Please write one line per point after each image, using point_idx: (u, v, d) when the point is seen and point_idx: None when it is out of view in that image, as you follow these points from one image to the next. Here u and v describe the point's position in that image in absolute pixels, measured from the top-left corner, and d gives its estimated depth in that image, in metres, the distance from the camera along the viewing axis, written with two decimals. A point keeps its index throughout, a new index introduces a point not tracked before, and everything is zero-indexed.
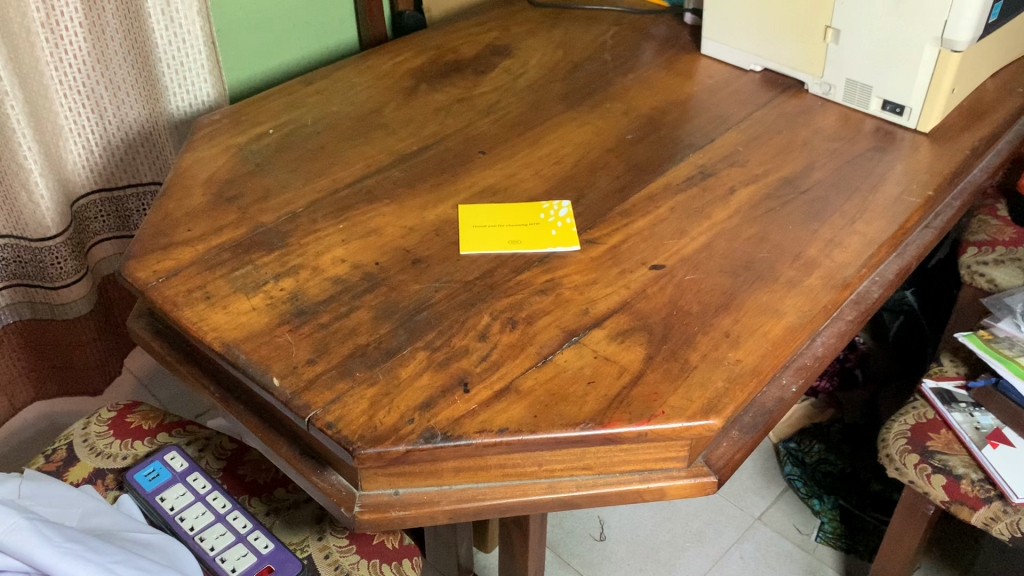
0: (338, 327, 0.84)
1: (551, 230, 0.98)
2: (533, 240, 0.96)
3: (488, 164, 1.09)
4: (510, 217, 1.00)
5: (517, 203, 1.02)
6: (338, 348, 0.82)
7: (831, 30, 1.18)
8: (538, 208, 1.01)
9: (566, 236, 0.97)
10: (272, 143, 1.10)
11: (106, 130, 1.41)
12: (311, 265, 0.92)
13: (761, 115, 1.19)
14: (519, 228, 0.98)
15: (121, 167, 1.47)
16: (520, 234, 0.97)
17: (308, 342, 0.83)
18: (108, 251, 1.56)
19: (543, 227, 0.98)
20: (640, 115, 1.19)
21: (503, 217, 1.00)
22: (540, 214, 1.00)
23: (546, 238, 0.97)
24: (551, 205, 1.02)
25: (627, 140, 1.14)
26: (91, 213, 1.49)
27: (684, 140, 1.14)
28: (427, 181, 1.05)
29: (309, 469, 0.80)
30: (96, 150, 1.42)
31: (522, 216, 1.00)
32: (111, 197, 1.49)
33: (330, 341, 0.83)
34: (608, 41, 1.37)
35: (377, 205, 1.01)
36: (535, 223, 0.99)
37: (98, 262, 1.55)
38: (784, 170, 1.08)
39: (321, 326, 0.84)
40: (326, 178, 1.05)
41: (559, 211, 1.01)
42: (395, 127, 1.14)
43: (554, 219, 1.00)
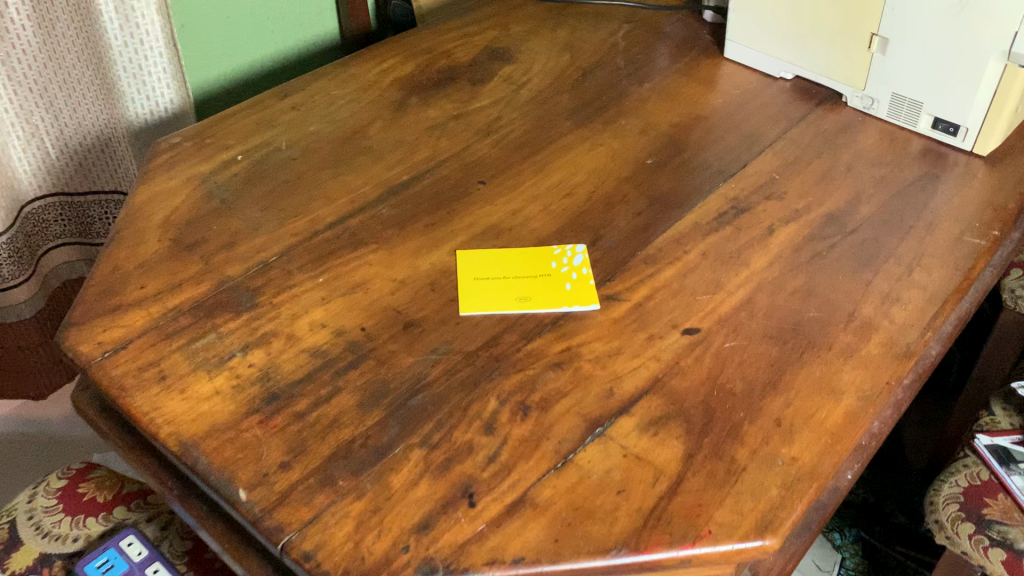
0: (319, 416, 0.71)
1: (564, 284, 0.84)
2: (544, 297, 0.83)
3: (488, 197, 0.94)
4: (516, 266, 0.86)
5: (523, 248, 0.88)
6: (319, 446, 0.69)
7: (877, 39, 1.04)
8: (548, 256, 0.87)
9: (583, 292, 0.83)
10: (240, 172, 0.95)
11: (61, 133, 1.24)
12: (284, 332, 0.78)
13: (796, 134, 1.05)
14: (527, 281, 0.85)
15: (78, 174, 1.29)
16: (529, 289, 0.84)
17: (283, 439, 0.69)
18: (62, 259, 1.37)
19: (555, 280, 0.85)
20: (660, 134, 1.05)
21: (509, 267, 0.86)
22: (552, 263, 0.86)
23: (560, 295, 0.83)
24: (563, 251, 0.88)
25: (648, 166, 1.00)
26: (46, 217, 1.30)
27: (712, 165, 1.00)
28: (419, 219, 0.91)
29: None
30: (50, 156, 1.25)
31: (530, 265, 0.86)
32: (68, 204, 1.31)
33: (309, 436, 0.69)
34: (619, 43, 1.23)
35: (362, 250, 0.87)
36: (546, 274, 0.85)
37: (50, 270, 1.36)
38: (827, 203, 0.95)
39: (297, 414, 0.71)
40: (302, 217, 0.90)
41: (574, 259, 0.87)
42: (381, 152, 1.00)
43: (569, 269, 0.86)
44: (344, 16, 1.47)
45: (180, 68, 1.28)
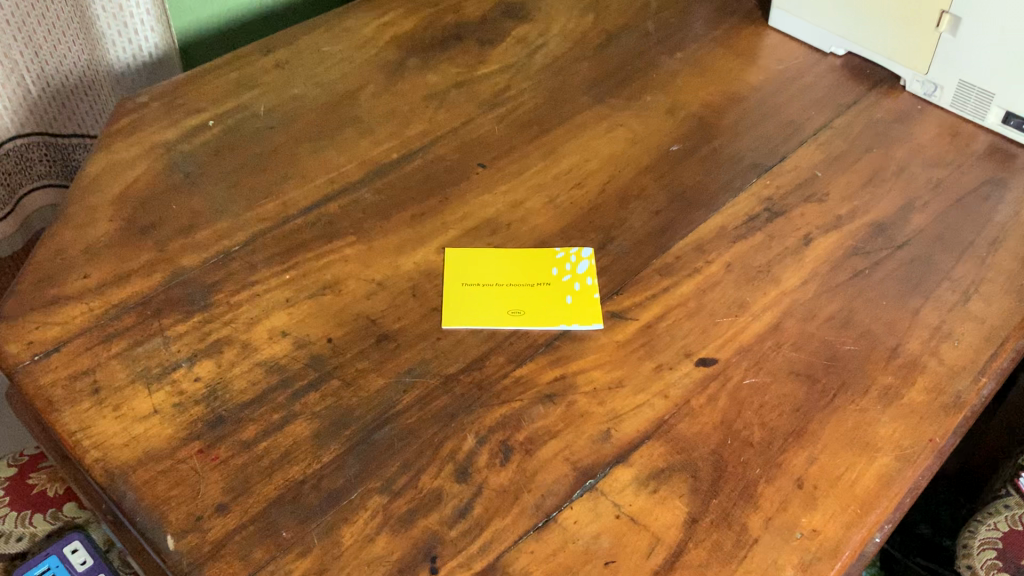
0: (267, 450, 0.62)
1: (564, 297, 0.74)
2: (540, 313, 0.72)
3: (487, 185, 0.83)
4: (511, 272, 0.75)
5: (522, 250, 0.77)
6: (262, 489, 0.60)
7: (947, 17, 0.90)
8: (549, 261, 0.76)
9: (585, 308, 0.72)
10: (210, 143, 0.85)
11: (40, 69, 1.10)
12: (239, 340, 0.68)
13: (843, 123, 0.93)
14: (523, 291, 0.74)
15: (59, 114, 1.15)
16: (522, 301, 0.73)
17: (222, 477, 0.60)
18: (45, 202, 1.22)
19: (555, 290, 0.74)
20: (689, 117, 0.93)
21: (503, 273, 0.75)
22: (552, 270, 0.76)
23: (557, 311, 0.72)
24: (568, 255, 0.77)
25: (672, 154, 0.88)
26: (30, 155, 1.15)
27: (745, 157, 0.88)
28: (406, 208, 0.80)
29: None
30: (27, 92, 1.10)
31: (528, 272, 0.75)
32: (52, 143, 1.17)
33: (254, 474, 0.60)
34: (651, 3, 1.09)
35: (338, 243, 0.77)
36: (544, 284, 0.75)
37: (29, 214, 1.21)
38: (874, 211, 0.83)
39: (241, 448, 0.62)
40: (274, 200, 0.80)
41: (578, 266, 0.76)
42: (371, 124, 0.88)
43: (571, 278, 0.75)
44: None
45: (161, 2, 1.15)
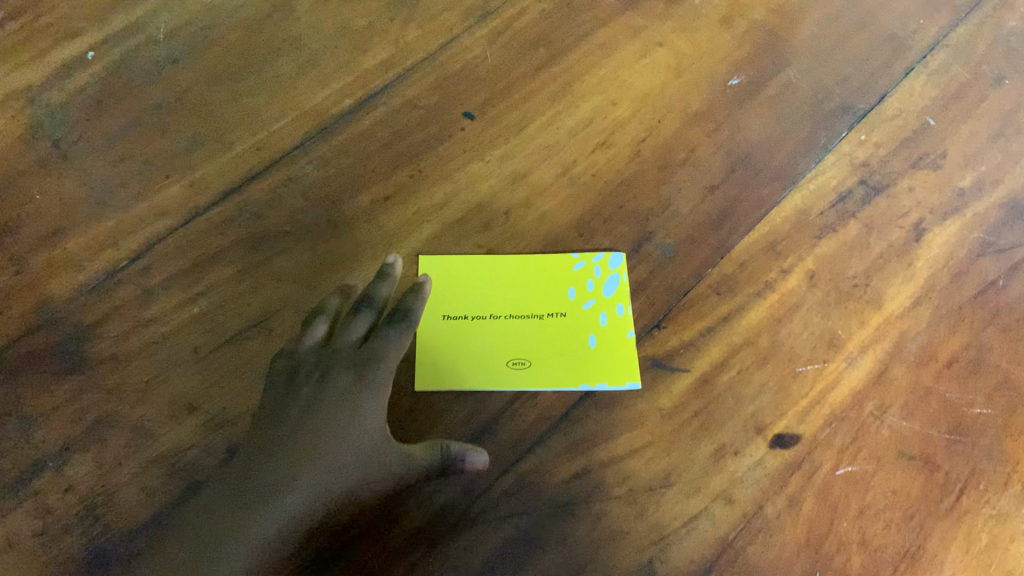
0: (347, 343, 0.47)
1: (584, 338, 0.53)
2: (553, 365, 0.52)
3: (478, 147, 0.60)
4: (512, 297, 0.55)
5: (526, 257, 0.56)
6: (361, 385, 0.44)
7: None
8: (563, 277, 0.56)
9: (615, 357, 0.53)
10: (86, 86, 0.60)
11: None
12: (129, 421, 0.49)
13: (965, 37, 0.68)
14: (528, 327, 0.54)
15: None
16: (528, 344, 0.53)
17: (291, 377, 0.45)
18: None
19: (573, 328, 0.54)
20: (753, 28, 0.67)
21: (501, 298, 0.55)
22: (569, 293, 0.55)
23: (576, 362, 0.53)
24: (589, 267, 0.56)
25: (732, 92, 0.63)
26: None
27: (832, 95, 0.64)
28: (364, 190, 0.58)
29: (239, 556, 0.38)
30: None
31: (535, 294, 0.55)
32: None
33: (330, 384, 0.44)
34: None
35: (270, 251, 0.55)
36: (558, 316, 0.54)
37: None
38: (1009, 181, 0.61)
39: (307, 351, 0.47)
40: (178, 179, 0.57)
41: (605, 285, 0.55)
42: (313, 48, 0.63)
43: (595, 306, 0.55)
44: None
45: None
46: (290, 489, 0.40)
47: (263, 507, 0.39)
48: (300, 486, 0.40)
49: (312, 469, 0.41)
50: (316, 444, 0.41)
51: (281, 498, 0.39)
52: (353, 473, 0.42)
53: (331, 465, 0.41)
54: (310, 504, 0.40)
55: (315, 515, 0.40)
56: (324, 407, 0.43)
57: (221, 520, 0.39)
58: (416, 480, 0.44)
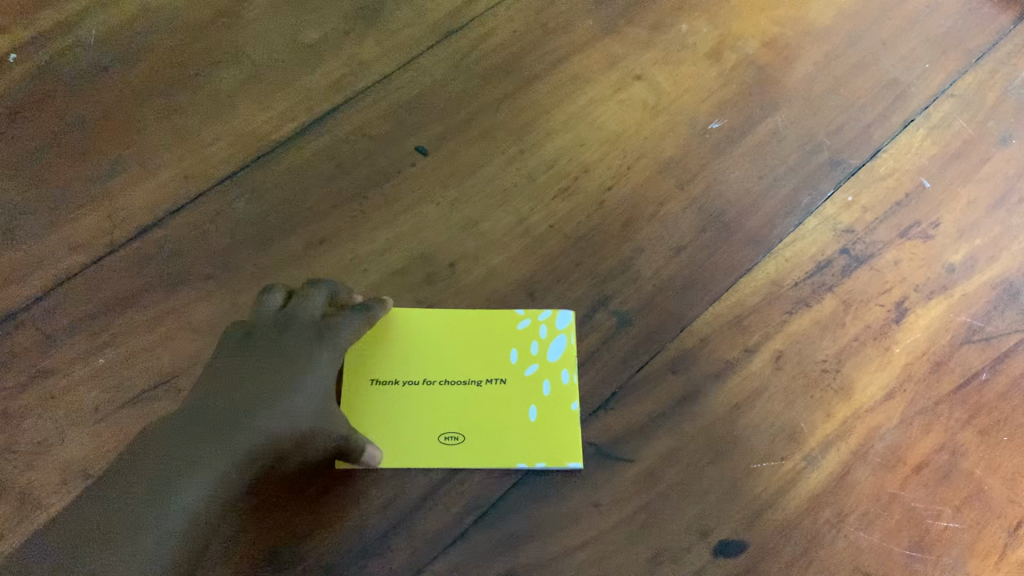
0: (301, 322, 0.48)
1: (524, 410, 0.49)
2: (488, 442, 0.48)
3: (428, 186, 0.55)
4: (448, 359, 0.50)
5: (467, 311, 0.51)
6: (317, 346, 0.46)
7: None
8: (505, 338, 0.50)
9: (557, 432, 0.48)
10: (3, 94, 0.55)
11: None
12: (18, 488, 0.45)
13: (974, 86, 0.61)
14: (463, 395, 0.49)
15: None
16: (460, 415, 0.48)
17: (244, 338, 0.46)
18: None
19: (513, 398, 0.49)
20: (742, 63, 0.60)
21: (435, 360, 0.50)
22: (511, 355, 0.50)
23: (514, 439, 0.48)
24: (535, 327, 0.51)
25: (712, 138, 0.58)
26: None
27: (820, 146, 0.58)
28: (298, 230, 0.53)
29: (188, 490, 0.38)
30: None
31: (474, 355, 0.50)
32: None
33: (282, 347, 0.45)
34: None
35: (188, 297, 0.50)
36: (497, 382, 0.49)
37: None
38: (1005, 258, 0.55)
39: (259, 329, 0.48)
40: (95, 210, 0.52)
41: (551, 346, 0.50)
42: (256, 61, 0.57)
43: (538, 373, 0.50)
44: None
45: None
46: (251, 423, 0.41)
47: (218, 444, 0.40)
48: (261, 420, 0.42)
49: (266, 415, 0.42)
50: (268, 402, 0.43)
51: (235, 438, 0.41)
52: (306, 420, 0.44)
53: (289, 410, 0.43)
54: (268, 441, 0.42)
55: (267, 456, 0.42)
56: (281, 362, 0.44)
57: (177, 451, 0.39)
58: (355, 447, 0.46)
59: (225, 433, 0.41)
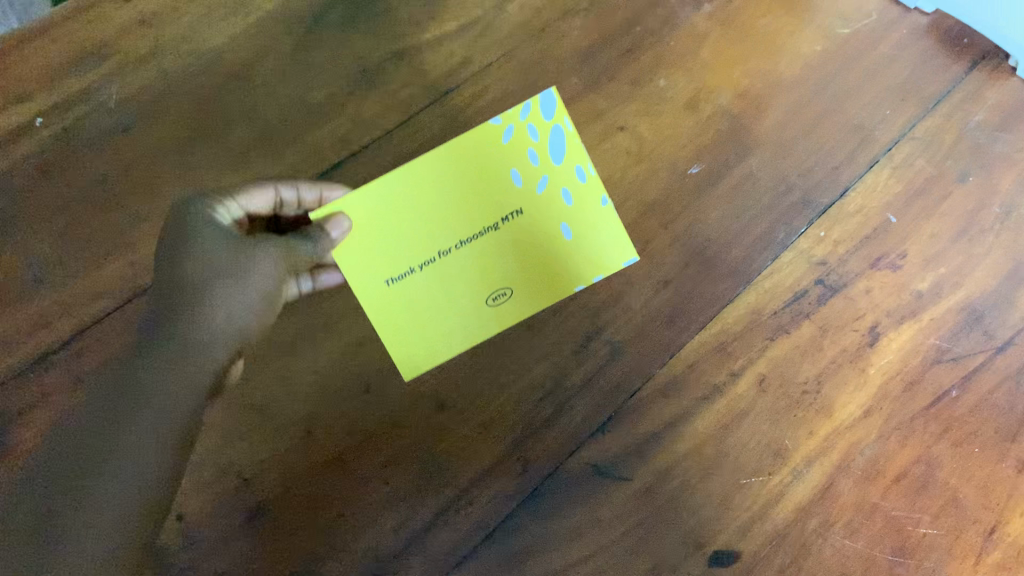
0: (280, 206, 0.56)
1: (557, 227, 0.48)
2: (533, 280, 0.50)
3: None
4: (442, 224, 0.45)
5: (435, 162, 0.44)
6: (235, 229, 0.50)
7: None
8: (499, 161, 0.45)
9: (603, 251, 0.50)
10: (30, 155, 0.59)
11: None
12: None
13: (933, 128, 0.66)
14: (489, 244, 0.47)
15: None
16: (492, 276, 0.49)
17: (180, 238, 0.49)
18: None
19: (537, 228, 0.47)
20: (716, 114, 0.65)
21: (429, 234, 0.45)
22: (515, 179, 0.45)
23: (560, 259, 0.49)
24: (522, 131, 0.45)
25: (691, 182, 0.62)
26: None
27: (792, 187, 0.63)
28: None
29: (154, 448, 0.46)
30: None
31: (467, 209, 0.45)
32: None
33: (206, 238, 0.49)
34: None
35: None
36: (516, 215, 0.47)
37: None
38: None
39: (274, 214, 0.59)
40: (117, 259, 0.55)
41: (550, 144, 0.45)
42: (268, 120, 0.61)
43: (557, 173, 0.46)
44: None
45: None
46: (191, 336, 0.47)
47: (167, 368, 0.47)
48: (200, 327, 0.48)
49: (207, 339, 0.47)
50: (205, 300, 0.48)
51: (190, 348, 0.47)
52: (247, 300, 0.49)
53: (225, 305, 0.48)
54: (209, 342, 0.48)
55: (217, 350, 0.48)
56: (212, 273, 0.48)
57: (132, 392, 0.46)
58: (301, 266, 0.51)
59: (177, 356, 0.47)
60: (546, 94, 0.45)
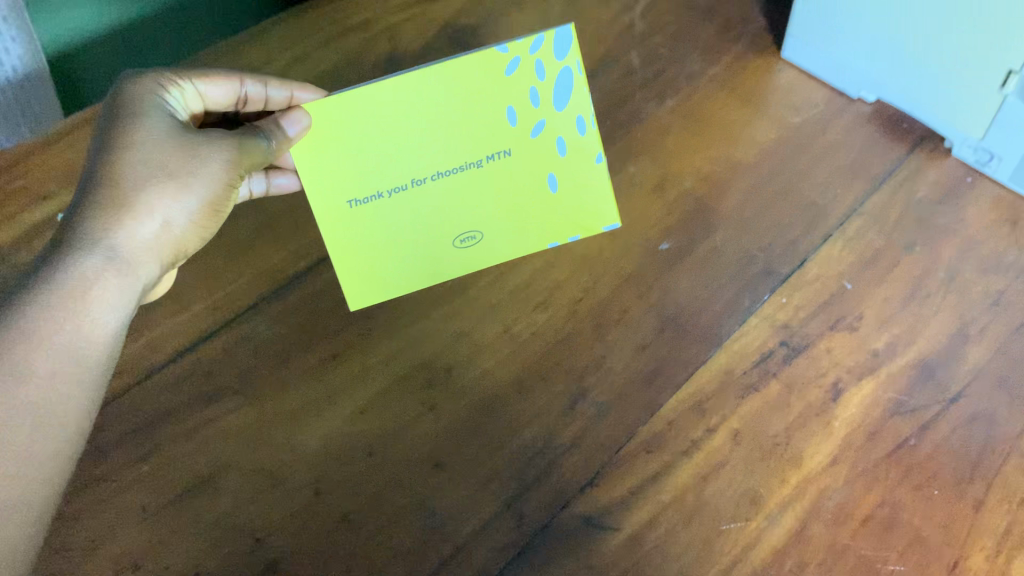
0: (244, 101, 0.64)
1: (544, 177, 0.62)
2: (500, 219, 0.62)
3: (421, 310, 0.63)
4: (441, 144, 0.58)
5: (463, 76, 0.56)
6: (167, 131, 0.55)
7: (1017, 77, 0.69)
8: (506, 94, 0.58)
9: (586, 210, 0.64)
10: None
11: None
12: None
13: (878, 207, 0.73)
14: (476, 175, 0.60)
15: None
16: (465, 220, 0.62)
17: (130, 128, 0.53)
18: None
19: (523, 164, 0.61)
20: (682, 196, 0.73)
21: (429, 146, 0.58)
22: (512, 115, 0.59)
23: (536, 204, 0.63)
24: (529, 63, 0.57)
25: (662, 257, 0.68)
26: None
27: (755, 259, 0.69)
28: (313, 349, 0.61)
29: (87, 332, 0.48)
30: None
31: (464, 137, 0.58)
32: None
33: (142, 140, 0.53)
34: (636, 24, 0.87)
35: (220, 408, 0.57)
36: (507, 154, 0.60)
37: None
38: (920, 342, 0.65)
39: (237, 118, 0.67)
40: (135, 340, 0.60)
41: (551, 90, 0.59)
42: (272, 211, 0.67)
43: (546, 112, 0.59)
44: None
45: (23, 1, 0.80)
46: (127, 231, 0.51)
47: (104, 255, 0.50)
48: (138, 224, 0.52)
49: (141, 237, 0.52)
50: (143, 195, 0.52)
51: (124, 240, 0.51)
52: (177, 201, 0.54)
53: (157, 203, 0.53)
54: (141, 241, 0.52)
55: (146, 248, 0.53)
56: (151, 168, 0.52)
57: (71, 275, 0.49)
58: (232, 166, 0.57)
59: (114, 241, 0.51)
60: (561, 42, 0.58)
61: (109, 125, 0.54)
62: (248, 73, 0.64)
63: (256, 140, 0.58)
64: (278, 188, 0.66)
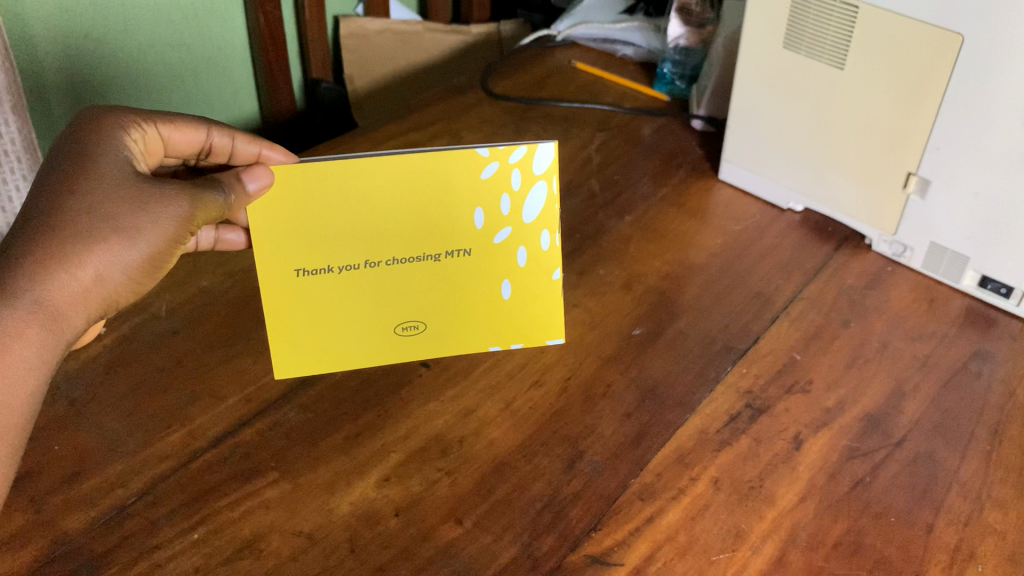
0: (210, 150, 0.71)
1: (501, 283, 0.72)
2: (444, 308, 0.72)
3: (429, 397, 0.72)
4: (404, 235, 0.68)
5: (440, 176, 0.67)
6: (121, 183, 0.60)
7: (915, 178, 0.83)
8: (476, 200, 0.68)
9: (538, 324, 0.74)
10: (100, 356, 0.72)
11: None
12: None
13: (813, 292, 0.85)
14: (424, 267, 0.70)
15: None
16: (410, 312, 0.71)
17: (86, 179, 0.58)
18: None
19: (477, 263, 0.71)
20: (648, 291, 0.84)
21: (392, 236, 0.68)
22: (477, 220, 0.69)
23: (488, 304, 0.72)
24: (506, 177, 0.68)
25: (635, 341, 0.78)
26: None
27: (716, 339, 0.79)
28: (336, 430, 0.68)
29: None
30: None
31: (419, 232, 0.68)
32: None
33: (96, 189, 0.58)
34: (592, 158, 1.02)
35: (257, 484, 0.64)
36: (465, 252, 0.70)
37: None
38: (865, 400, 0.75)
39: (198, 165, 0.74)
40: (177, 429, 0.67)
41: (520, 206, 0.69)
42: None
43: (512, 221, 0.69)
44: (263, 96, 1.14)
45: (37, 155, 0.89)
46: (65, 277, 0.56)
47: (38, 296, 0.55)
48: (74, 273, 0.56)
49: (76, 283, 0.57)
50: (85, 243, 0.57)
51: (61, 286, 0.56)
52: (118, 251, 0.58)
53: (97, 252, 0.57)
54: (75, 287, 0.57)
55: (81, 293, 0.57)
56: (95, 220, 0.57)
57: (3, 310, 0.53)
58: (184, 219, 0.62)
59: (51, 284, 0.55)
60: (544, 165, 0.68)
61: (67, 168, 0.59)
62: (217, 124, 0.70)
63: (216, 194, 0.64)
64: (226, 242, 0.76)
